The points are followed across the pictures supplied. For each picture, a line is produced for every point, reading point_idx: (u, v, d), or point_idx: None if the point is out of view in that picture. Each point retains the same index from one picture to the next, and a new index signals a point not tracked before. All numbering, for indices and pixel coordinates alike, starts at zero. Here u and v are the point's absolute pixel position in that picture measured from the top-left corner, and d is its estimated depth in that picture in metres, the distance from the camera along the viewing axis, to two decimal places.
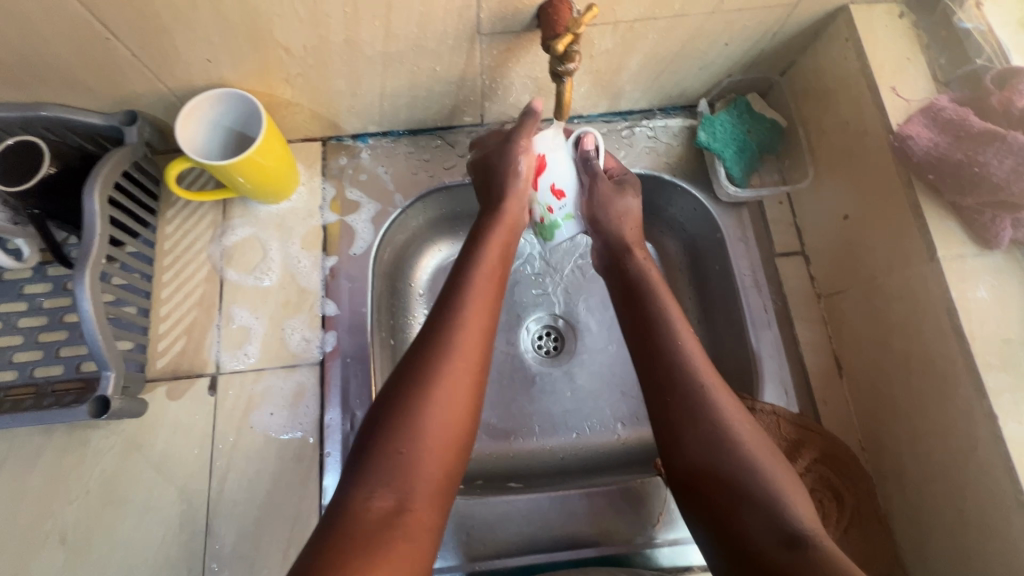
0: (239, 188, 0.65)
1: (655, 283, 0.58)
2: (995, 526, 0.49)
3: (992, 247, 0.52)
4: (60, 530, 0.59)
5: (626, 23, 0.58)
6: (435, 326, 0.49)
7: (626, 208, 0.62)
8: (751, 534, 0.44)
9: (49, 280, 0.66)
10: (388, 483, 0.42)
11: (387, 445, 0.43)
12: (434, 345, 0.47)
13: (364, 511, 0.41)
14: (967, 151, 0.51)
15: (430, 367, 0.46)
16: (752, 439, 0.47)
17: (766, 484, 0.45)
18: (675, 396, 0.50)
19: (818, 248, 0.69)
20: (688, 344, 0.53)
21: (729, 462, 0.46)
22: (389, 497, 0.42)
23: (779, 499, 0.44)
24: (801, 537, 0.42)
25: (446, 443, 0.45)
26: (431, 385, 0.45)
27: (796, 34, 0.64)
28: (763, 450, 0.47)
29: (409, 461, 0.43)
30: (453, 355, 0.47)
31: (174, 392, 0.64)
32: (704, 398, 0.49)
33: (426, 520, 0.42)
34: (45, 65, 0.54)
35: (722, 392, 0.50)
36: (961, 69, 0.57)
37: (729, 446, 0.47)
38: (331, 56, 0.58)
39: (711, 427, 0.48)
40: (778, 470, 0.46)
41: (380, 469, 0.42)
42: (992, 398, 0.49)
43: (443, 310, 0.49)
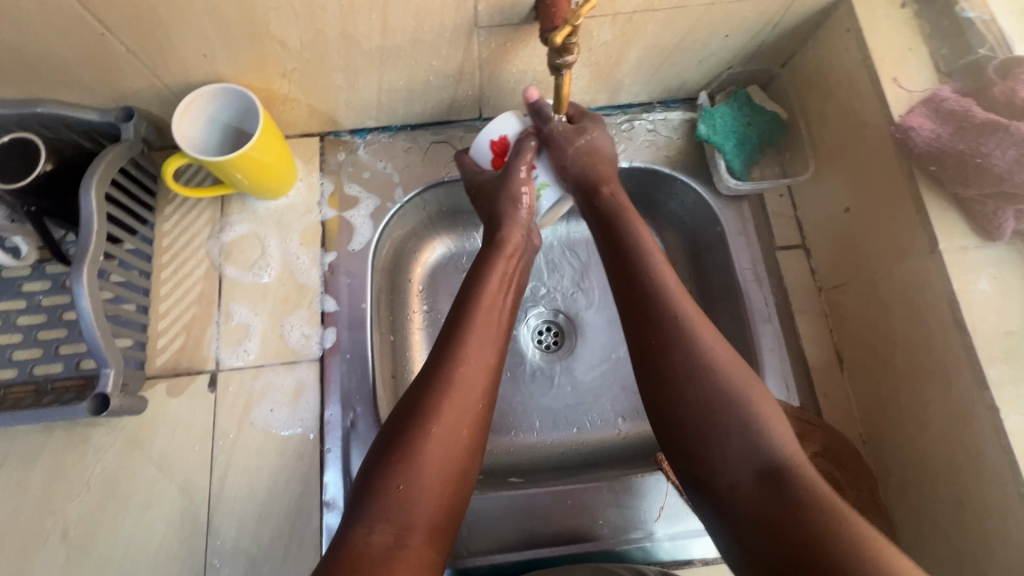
0: (237, 184, 0.64)
1: (628, 212, 0.58)
2: (997, 519, 0.48)
3: (995, 239, 0.52)
4: (62, 527, 0.59)
5: (625, 15, 0.57)
6: (434, 368, 0.50)
7: (592, 146, 0.61)
8: (730, 473, 0.44)
9: (48, 278, 0.66)
10: (387, 518, 0.43)
11: (386, 483, 0.44)
12: (432, 386, 0.49)
13: (363, 546, 0.41)
14: (970, 142, 0.51)
15: (424, 406, 0.48)
16: (734, 369, 0.47)
17: (749, 418, 0.45)
18: (654, 325, 0.50)
19: (820, 241, 0.69)
20: (665, 276, 0.53)
21: (710, 392, 0.46)
22: (389, 532, 0.43)
23: (757, 432, 0.44)
24: (778, 469, 0.42)
25: (446, 480, 0.46)
26: (429, 427, 0.47)
27: (797, 25, 0.63)
28: (747, 382, 0.47)
29: (405, 497, 0.44)
30: (452, 394, 0.49)
31: (174, 389, 0.64)
32: (683, 328, 0.49)
33: (424, 556, 0.43)
34: (40, 61, 0.54)
35: (703, 324, 0.49)
36: (964, 59, 0.57)
37: (708, 375, 0.47)
38: (327, 50, 0.57)
39: (690, 356, 0.48)
40: (762, 400, 0.46)
41: (380, 505, 0.43)
42: (994, 390, 0.48)
43: (444, 352, 0.51)
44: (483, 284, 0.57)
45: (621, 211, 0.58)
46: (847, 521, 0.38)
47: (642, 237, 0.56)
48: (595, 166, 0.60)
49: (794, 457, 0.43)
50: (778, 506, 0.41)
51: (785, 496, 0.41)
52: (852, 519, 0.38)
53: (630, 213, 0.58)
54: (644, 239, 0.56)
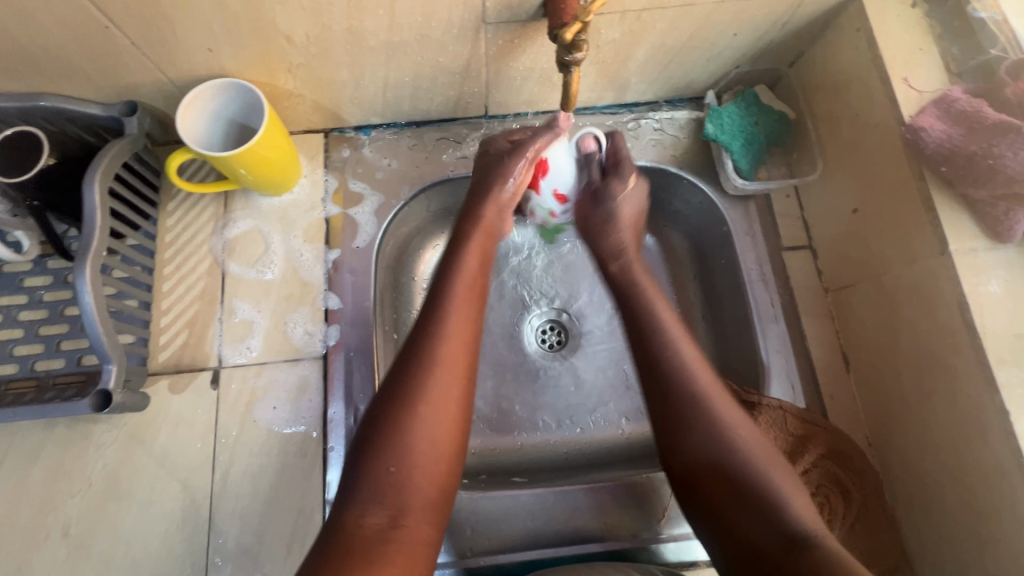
0: (240, 179, 0.64)
1: (647, 287, 0.59)
2: (1005, 522, 0.48)
3: (1005, 241, 0.51)
4: (62, 523, 0.59)
5: (634, 12, 0.57)
6: (417, 344, 0.49)
7: (614, 214, 0.63)
8: (748, 531, 0.45)
9: (49, 273, 0.65)
10: (379, 497, 0.43)
11: (376, 464, 0.44)
12: (417, 361, 0.48)
13: (356, 528, 0.42)
14: (981, 143, 0.51)
15: (406, 384, 0.47)
16: (752, 442, 0.48)
17: (769, 490, 0.45)
18: (674, 403, 0.51)
19: (826, 242, 0.68)
20: (685, 352, 0.53)
21: (730, 464, 0.47)
22: (382, 514, 0.43)
23: (779, 505, 0.45)
24: (800, 539, 0.42)
25: (438, 457, 0.45)
26: (416, 403, 0.46)
27: (806, 24, 0.63)
28: (764, 456, 0.48)
29: (397, 480, 0.44)
30: (437, 366, 0.48)
31: (176, 386, 0.63)
32: (703, 407, 0.50)
33: (421, 535, 0.43)
34: (44, 54, 0.53)
35: (722, 400, 0.50)
36: (975, 59, 0.56)
37: (730, 452, 0.48)
38: (333, 45, 0.57)
39: (711, 436, 0.49)
40: (777, 472, 0.47)
41: (371, 485, 0.43)
42: (1004, 393, 0.48)
43: (426, 327, 0.50)
44: (460, 259, 0.55)
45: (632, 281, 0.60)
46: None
47: (655, 305, 0.57)
48: (613, 235, 0.63)
49: (812, 526, 0.43)
50: (794, 564, 0.41)
51: (805, 557, 0.41)
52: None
53: (642, 285, 0.59)
54: (655, 306, 0.57)
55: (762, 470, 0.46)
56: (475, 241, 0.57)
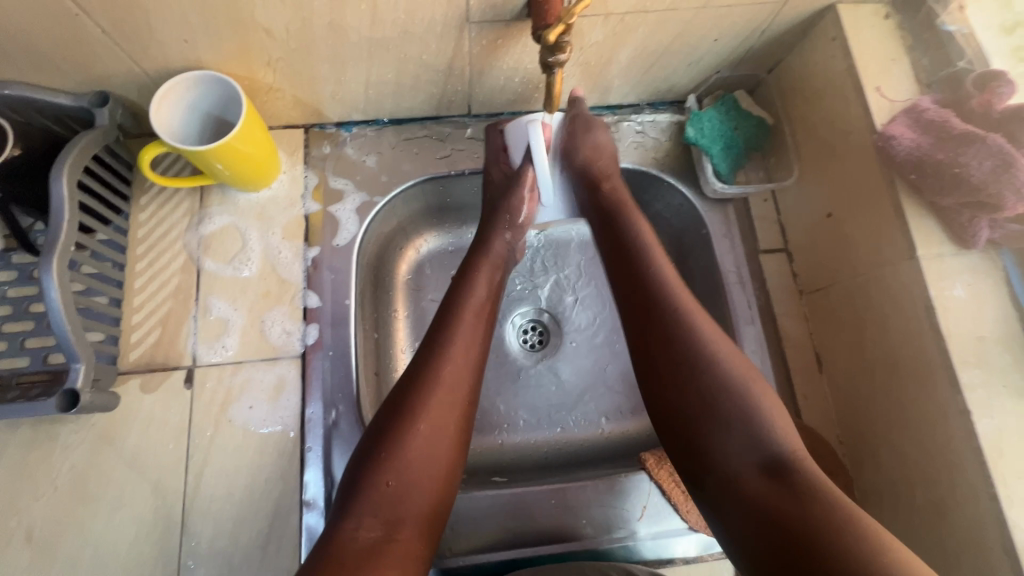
0: (217, 174, 0.63)
1: (626, 207, 0.63)
2: (966, 518, 0.50)
3: (970, 248, 0.53)
4: (26, 528, 0.57)
5: (618, 15, 0.57)
6: (423, 362, 0.52)
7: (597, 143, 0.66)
8: (727, 458, 0.47)
9: (13, 268, 0.63)
10: (375, 511, 0.45)
11: (374, 479, 0.46)
12: (419, 381, 0.50)
13: (350, 541, 0.43)
14: (948, 152, 0.52)
15: (406, 407, 0.49)
16: (737, 364, 0.51)
17: (749, 413, 0.48)
18: (656, 312, 0.54)
19: (802, 245, 0.70)
20: (665, 271, 0.57)
21: (716, 372, 0.50)
22: (377, 527, 0.44)
23: (760, 425, 0.47)
24: (780, 465, 0.45)
25: (433, 477, 0.48)
26: (415, 421, 0.48)
27: (784, 31, 0.64)
28: (741, 370, 0.50)
29: (393, 495, 0.46)
30: (434, 389, 0.50)
31: (148, 385, 0.62)
32: (684, 316, 0.53)
33: (414, 547, 0.45)
34: (9, 41, 0.51)
35: (702, 315, 0.53)
36: (944, 71, 0.58)
37: (710, 360, 0.50)
38: (314, 39, 0.56)
39: (702, 356, 0.50)
40: (758, 392, 0.49)
41: (368, 500, 0.45)
42: (966, 393, 0.50)
43: (430, 356, 0.52)
44: (467, 289, 0.58)
45: (620, 201, 0.63)
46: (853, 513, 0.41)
47: (642, 234, 0.60)
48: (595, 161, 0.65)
49: (790, 451, 0.46)
50: (779, 496, 0.44)
51: (788, 485, 0.44)
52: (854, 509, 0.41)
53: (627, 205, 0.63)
54: (639, 223, 0.61)
55: (739, 380, 0.49)
56: (482, 271, 0.60)
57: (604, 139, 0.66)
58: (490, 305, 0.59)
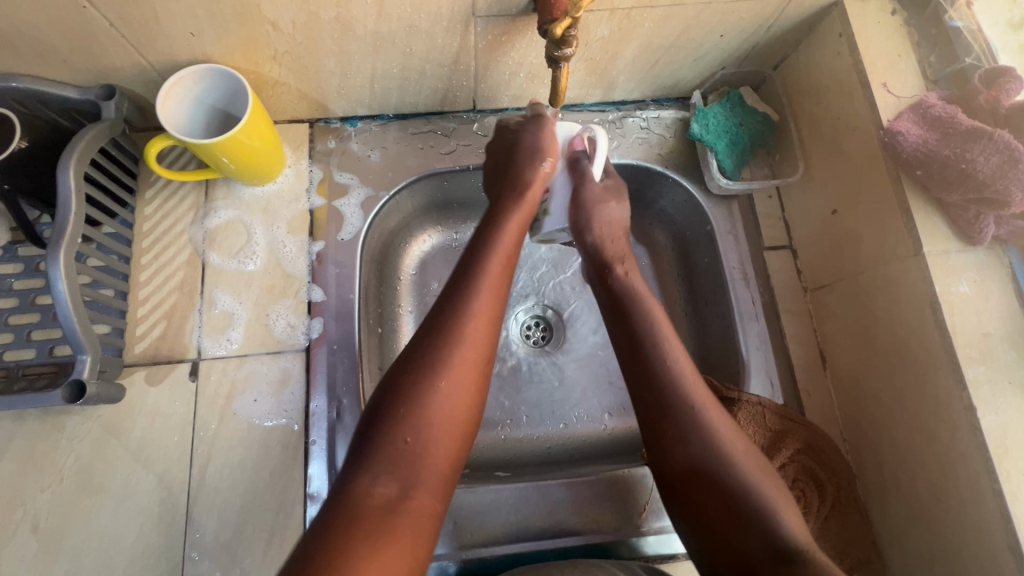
0: (223, 168, 0.63)
1: (643, 295, 0.57)
2: (971, 514, 0.50)
3: (975, 244, 0.53)
4: (31, 519, 0.57)
5: (624, 10, 0.57)
6: (450, 307, 0.49)
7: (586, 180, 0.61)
8: (742, 545, 0.45)
9: (20, 260, 0.63)
10: (392, 466, 0.42)
11: (392, 436, 0.43)
12: (442, 331, 0.47)
13: (366, 497, 0.40)
14: (955, 148, 0.52)
15: (428, 362, 0.46)
16: (743, 455, 0.48)
17: (760, 503, 0.46)
18: (667, 407, 0.50)
19: (806, 242, 0.70)
20: (679, 359, 0.53)
21: (727, 486, 0.47)
22: (394, 484, 0.42)
23: (773, 518, 0.45)
24: (792, 551, 0.43)
25: (453, 429, 0.45)
26: (437, 377, 0.45)
27: (791, 27, 0.64)
28: (755, 472, 0.47)
29: (411, 453, 0.43)
30: (458, 342, 0.47)
31: (153, 378, 0.62)
32: (698, 419, 0.49)
33: (429, 507, 0.42)
34: (17, 33, 0.51)
35: (717, 413, 0.50)
36: (950, 67, 0.58)
37: (721, 460, 0.47)
38: (320, 33, 0.56)
39: (713, 475, 0.47)
40: (770, 484, 0.47)
41: (385, 456, 0.42)
42: (972, 390, 0.50)
43: (455, 304, 0.49)
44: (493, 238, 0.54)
45: (633, 288, 0.58)
46: None
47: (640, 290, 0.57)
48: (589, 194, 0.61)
49: (802, 541, 0.44)
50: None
51: (796, 571, 0.41)
52: None
53: (644, 298, 0.57)
54: (654, 315, 0.56)
55: (754, 482, 0.46)
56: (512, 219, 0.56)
57: (617, 213, 0.61)
58: (516, 249, 0.55)
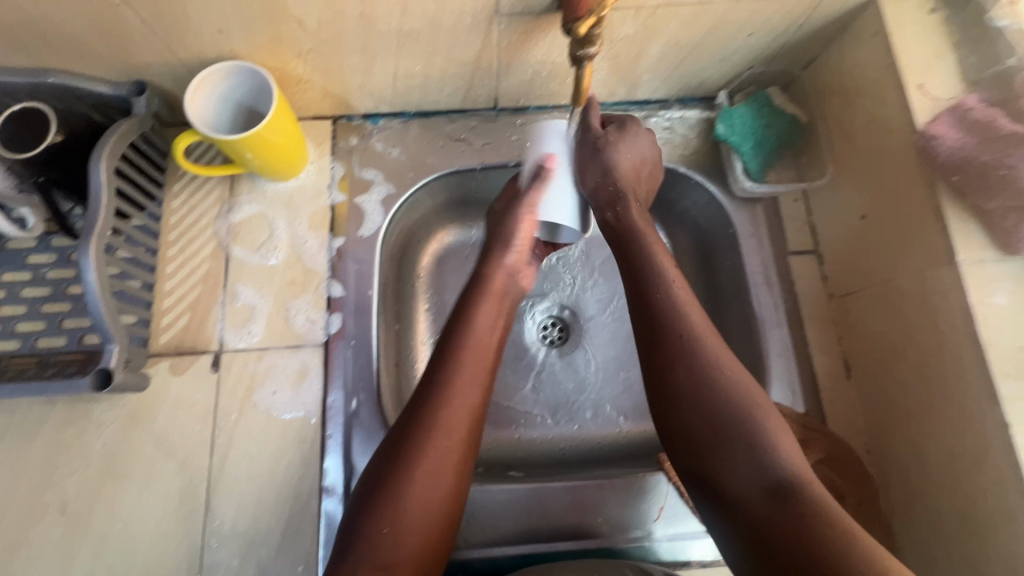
0: (247, 163, 0.64)
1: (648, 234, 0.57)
2: (999, 535, 0.48)
3: (1014, 253, 0.51)
4: (60, 501, 0.59)
5: (649, 8, 0.56)
6: (426, 398, 0.50)
7: (616, 160, 0.57)
8: (747, 501, 0.44)
9: (53, 251, 0.65)
10: (372, 556, 0.45)
11: (369, 524, 0.46)
12: (418, 420, 0.49)
13: None
14: (994, 153, 0.50)
15: (410, 454, 0.48)
16: (752, 412, 0.47)
17: (753, 436, 0.46)
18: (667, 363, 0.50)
19: (832, 248, 0.68)
20: (679, 291, 0.53)
21: (712, 411, 0.47)
22: (375, 572, 0.44)
23: (764, 450, 0.45)
24: (784, 485, 0.43)
25: (429, 517, 0.47)
26: (414, 468, 0.47)
27: (822, 26, 0.62)
28: (745, 400, 0.47)
29: (390, 539, 0.45)
30: (435, 431, 0.49)
31: (177, 368, 0.63)
32: (695, 352, 0.50)
33: None
34: (53, 30, 0.53)
35: (713, 345, 0.50)
36: (991, 69, 0.56)
37: (718, 403, 0.47)
38: (344, 31, 0.57)
39: (706, 410, 0.47)
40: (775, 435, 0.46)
41: (366, 547, 0.45)
42: (1005, 406, 0.48)
43: (429, 390, 0.51)
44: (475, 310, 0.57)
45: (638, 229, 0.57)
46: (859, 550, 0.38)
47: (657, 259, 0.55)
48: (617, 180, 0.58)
49: (798, 474, 0.44)
50: (774, 509, 0.43)
51: (791, 517, 0.41)
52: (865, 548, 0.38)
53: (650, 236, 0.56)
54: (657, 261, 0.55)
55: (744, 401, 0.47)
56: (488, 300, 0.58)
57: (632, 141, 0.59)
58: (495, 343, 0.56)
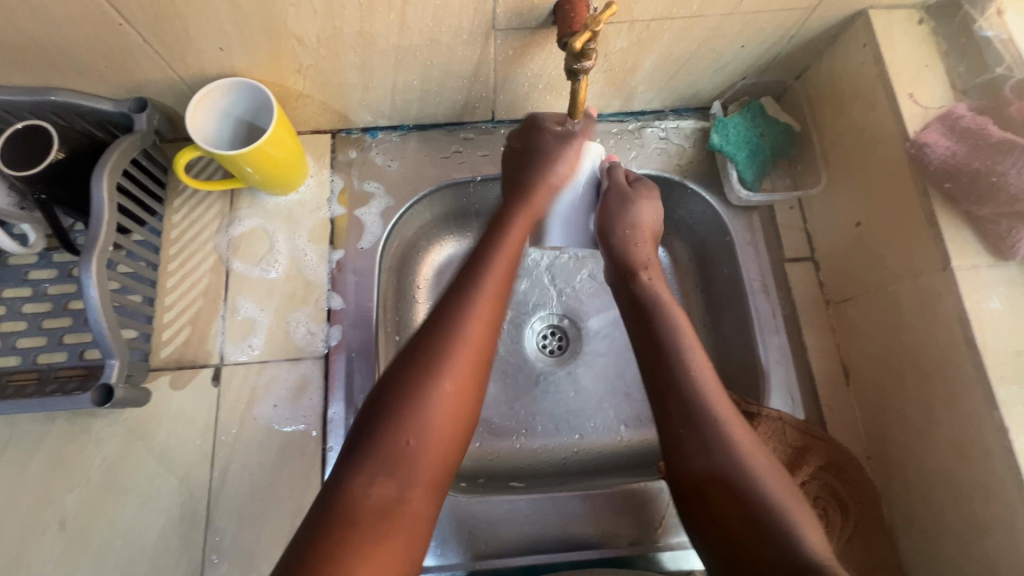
0: (247, 178, 0.64)
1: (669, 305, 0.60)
2: (1000, 539, 0.49)
3: (1007, 259, 0.52)
4: (59, 518, 0.59)
5: (643, 22, 0.57)
6: (450, 306, 0.49)
7: (638, 220, 0.65)
8: (767, 565, 0.44)
9: (54, 266, 0.65)
10: (391, 469, 0.43)
11: (391, 433, 0.43)
12: (442, 330, 0.48)
13: (364, 498, 0.41)
14: (985, 161, 0.51)
15: (431, 361, 0.46)
16: (767, 474, 0.48)
17: (780, 514, 0.45)
18: (687, 428, 0.51)
19: (828, 254, 0.68)
20: (702, 370, 0.55)
21: (728, 468, 0.48)
22: (391, 485, 0.42)
23: (793, 532, 0.44)
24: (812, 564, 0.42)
25: (449, 431, 0.45)
26: (434, 377, 0.46)
27: (813, 38, 0.63)
28: (762, 464, 0.49)
29: (412, 452, 0.43)
30: (456, 346, 0.47)
31: (177, 382, 0.63)
32: (721, 430, 0.50)
33: (425, 504, 0.43)
34: (56, 50, 0.54)
35: (736, 424, 0.51)
36: (980, 77, 0.57)
37: (740, 469, 0.48)
38: (343, 47, 0.57)
39: (732, 476, 0.48)
40: (792, 502, 0.47)
41: (384, 456, 0.43)
42: (1003, 410, 0.48)
43: (454, 299, 0.50)
44: (502, 237, 0.56)
45: (658, 298, 0.60)
46: None
47: (680, 328, 0.57)
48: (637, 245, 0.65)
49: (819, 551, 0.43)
50: None
51: None
52: None
53: (669, 304, 0.60)
54: (681, 328, 0.57)
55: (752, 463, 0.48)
56: (518, 223, 0.58)
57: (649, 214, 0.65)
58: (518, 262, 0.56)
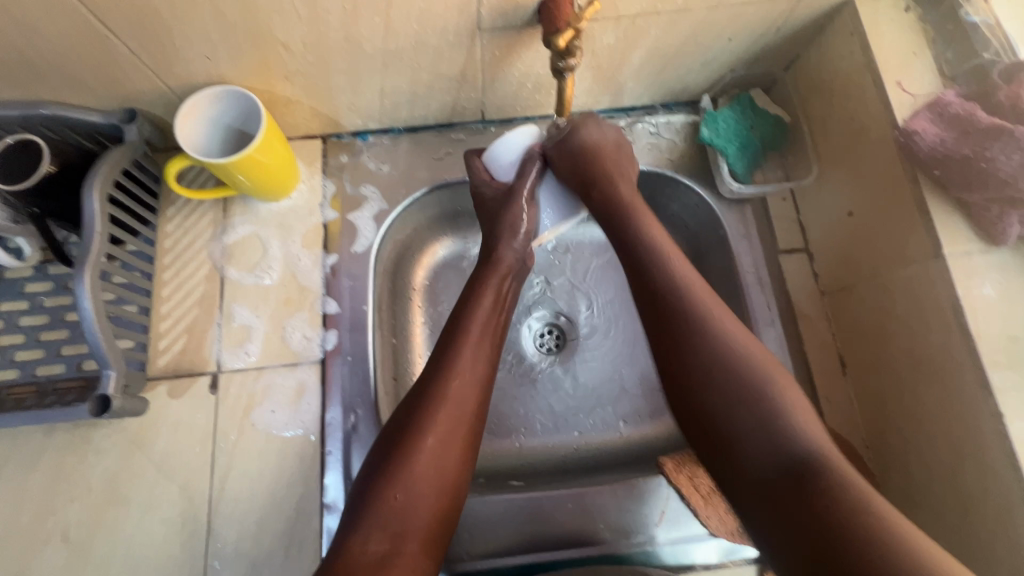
0: (239, 186, 0.65)
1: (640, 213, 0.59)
2: (999, 525, 0.48)
3: (999, 244, 0.52)
4: (62, 529, 0.59)
5: (628, 18, 0.57)
6: (433, 370, 0.51)
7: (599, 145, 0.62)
8: (750, 457, 0.44)
9: (50, 279, 0.66)
10: (383, 523, 0.43)
11: (381, 494, 0.45)
12: (428, 392, 0.50)
13: (358, 554, 0.42)
14: (974, 146, 0.51)
15: (417, 423, 0.48)
16: (759, 364, 0.47)
17: (769, 402, 0.45)
18: (669, 319, 0.51)
19: (822, 244, 0.68)
20: (682, 269, 0.54)
21: (722, 363, 0.48)
22: (383, 540, 0.43)
23: (779, 417, 0.45)
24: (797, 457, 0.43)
25: (438, 490, 0.46)
26: (422, 434, 0.47)
27: (801, 28, 0.63)
28: (755, 356, 0.48)
29: (400, 507, 0.44)
30: (441, 405, 0.49)
31: (175, 391, 0.64)
32: (702, 323, 0.50)
33: (419, 560, 0.43)
34: (44, 64, 0.54)
35: (727, 317, 0.50)
36: (968, 63, 0.57)
37: (728, 358, 0.48)
38: (329, 52, 0.57)
39: (714, 359, 0.48)
40: (783, 386, 0.46)
41: (375, 513, 0.44)
42: (998, 396, 0.48)
43: (435, 363, 0.52)
44: (476, 293, 0.58)
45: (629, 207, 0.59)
46: (874, 510, 0.38)
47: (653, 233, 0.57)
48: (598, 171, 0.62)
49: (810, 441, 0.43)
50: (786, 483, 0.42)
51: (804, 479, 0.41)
52: (875, 509, 0.38)
53: (642, 215, 0.59)
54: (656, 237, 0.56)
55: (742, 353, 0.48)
56: (492, 280, 0.60)
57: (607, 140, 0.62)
58: (497, 318, 0.58)
